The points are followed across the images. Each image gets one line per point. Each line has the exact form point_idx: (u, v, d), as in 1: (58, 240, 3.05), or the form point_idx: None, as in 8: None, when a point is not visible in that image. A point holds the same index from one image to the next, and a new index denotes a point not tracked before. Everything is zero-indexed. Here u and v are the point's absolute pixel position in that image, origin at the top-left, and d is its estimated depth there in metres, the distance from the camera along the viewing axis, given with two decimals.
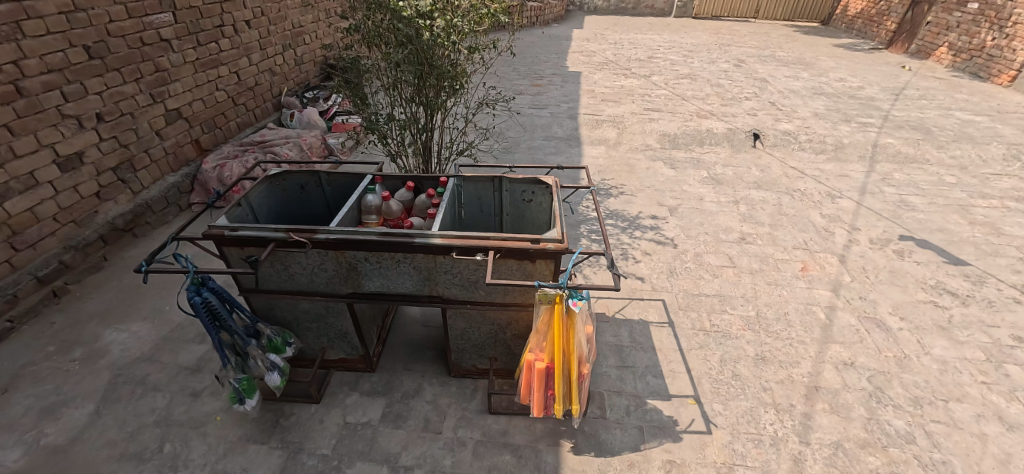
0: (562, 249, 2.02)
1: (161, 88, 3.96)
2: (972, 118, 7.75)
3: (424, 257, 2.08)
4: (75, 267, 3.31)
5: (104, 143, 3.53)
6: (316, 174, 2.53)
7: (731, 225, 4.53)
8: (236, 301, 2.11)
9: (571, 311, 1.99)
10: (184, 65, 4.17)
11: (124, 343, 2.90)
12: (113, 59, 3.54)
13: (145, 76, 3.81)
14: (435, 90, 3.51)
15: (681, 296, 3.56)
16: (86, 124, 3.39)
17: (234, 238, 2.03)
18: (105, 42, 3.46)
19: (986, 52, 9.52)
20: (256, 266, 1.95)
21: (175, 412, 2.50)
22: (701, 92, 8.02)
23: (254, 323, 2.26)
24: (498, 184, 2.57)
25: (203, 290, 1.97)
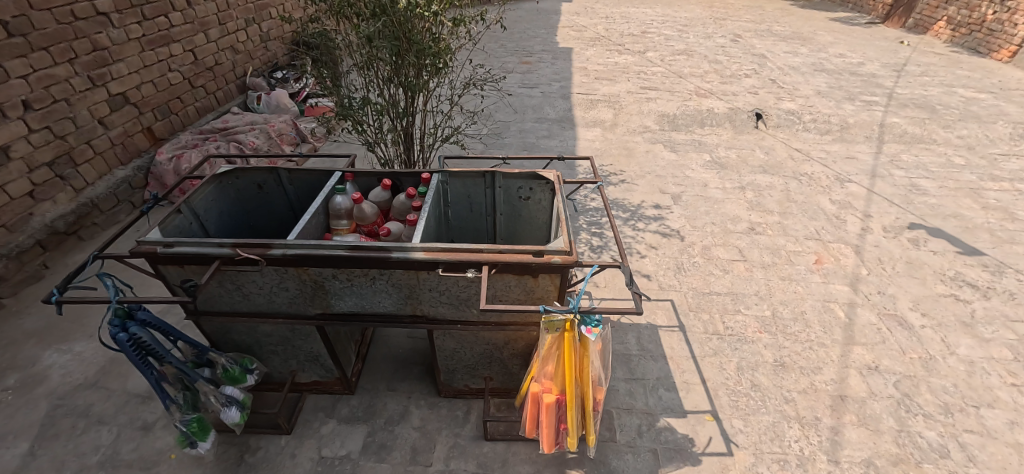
0: (569, 264, 1.70)
1: (101, 70, 3.49)
2: (975, 95, 7.47)
3: (404, 274, 1.75)
4: (9, 278, 2.93)
5: (36, 135, 3.09)
6: (274, 171, 2.19)
7: (738, 214, 4.26)
8: (176, 331, 1.78)
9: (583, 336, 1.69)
10: (128, 43, 3.69)
11: (66, 367, 2.54)
12: (38, 36, 3.06)
13: (80, 56, 3.34)
14: (415, 70, 3.11)
15: (690, 296, 3.29)
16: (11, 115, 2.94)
17: (170, 257, 1.69)
18: (26, 17, 2.98)
19: (986, 27, 9.27)
20: (195, 291, 1.61)
21: (123, 450, 2.17)
22: (699, 69, 7.63)
23: (204, 351, 1.93)
24: (491, 180, 2.22)
25: (132, 324, 1.63)
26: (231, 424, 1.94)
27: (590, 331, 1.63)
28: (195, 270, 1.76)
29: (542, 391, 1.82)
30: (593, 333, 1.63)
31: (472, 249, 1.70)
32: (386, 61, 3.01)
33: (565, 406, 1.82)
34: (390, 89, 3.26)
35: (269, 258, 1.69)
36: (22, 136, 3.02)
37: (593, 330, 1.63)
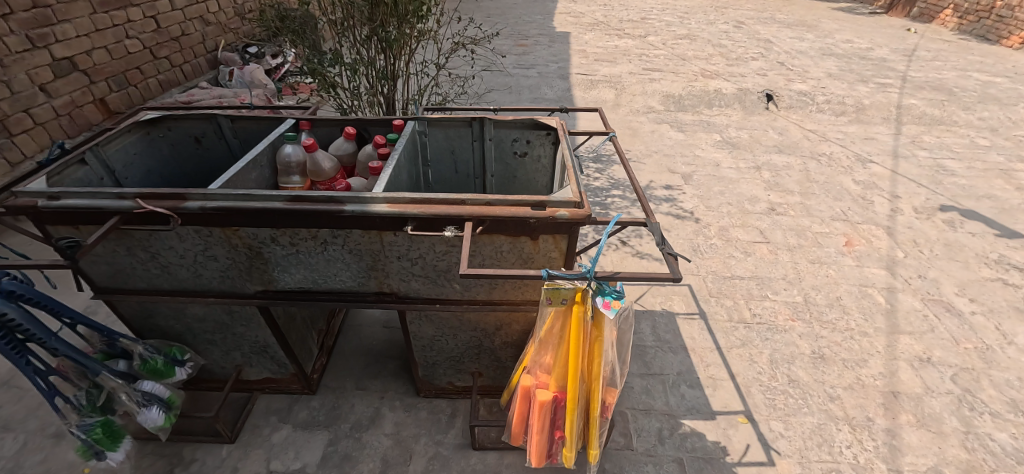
0: (579, 219, 1.30)
1: (43, 30, 3.04)
2: (990, 79, 6.98)
3: (365, 235, 1.34)
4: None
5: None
6: (214, 119, 1.78)
7: (756, 194, 3.87)
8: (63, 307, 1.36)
9: (595, 318, 1.26)
10: (77, 4, 3.26)
11: None
12: None
13: (16, 12, 2.88)
14: (393, 21, 2.73)
15: (710, 280, 2.90)
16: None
17: (56, 213, 1.28)
18: None
19: (996, 14, 8.77)
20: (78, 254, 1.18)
21: (27, 464, 1.74)
22: (704, 52, 7.25)
23: (115, 336, 1.50)
24: (479, 130, 1.83)
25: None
26: (150, 429, 1.49)
27: (608, 307, 1.16)
28: (94, 230, 1.34)
29: (536, 386, 1.42)
30: (614, 308, 1.16)
31: (449, 201, 1.29)
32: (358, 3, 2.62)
33: (563, 409, 1.41)
34: (366, 43, 2.85)
35: (183, 212, 1.26)
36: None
37: (614, 305, 1.16)
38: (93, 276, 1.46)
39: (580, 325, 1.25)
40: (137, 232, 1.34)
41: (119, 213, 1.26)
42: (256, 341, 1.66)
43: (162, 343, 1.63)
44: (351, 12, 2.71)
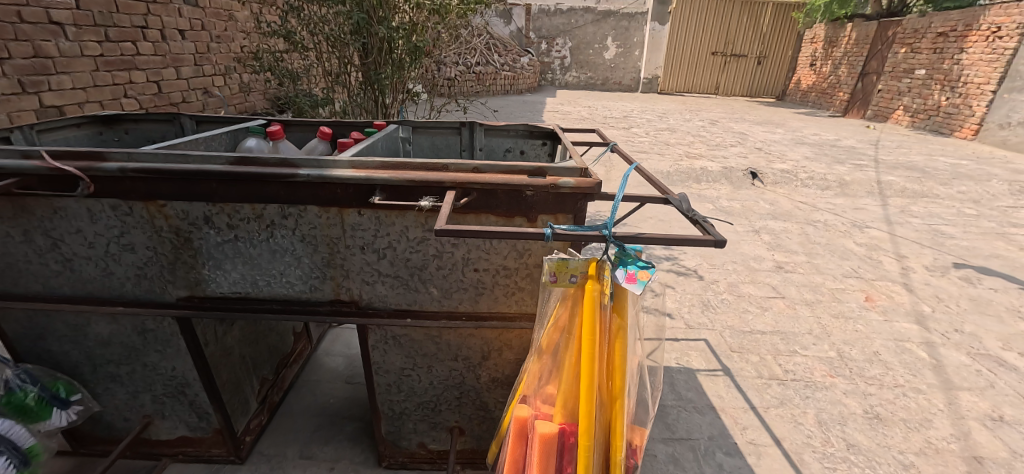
0: (586, 188, 1.03)
1: (40, 78, 2.43)
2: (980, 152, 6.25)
3: (322, 215, 1.06)
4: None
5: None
6: (177, 121, 1.63)
7: (760, 254, 3.66)
8: None
9: (614, 304, 0.98)
10: (80, 58, 2.67)
11: None
12: None
13: (16, 59, 2.31)
14: (384, 61, 2.91)
15: (729, 335, 2.55)
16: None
17: None
18: None
19: (943, 111, 7.17)
20: None
21: None
22: (685, 141, 7.24)
23: None
24: (468, 137, 1.65)
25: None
26: None
27: (633, 279, 0.88)
28: None
29: (535, 417, 1.06)
30: (641, 280, 0.88)
31: (428, 168, 1.03)
32: (356, 45, 2.79)
33: (571, 453, 1.02)
34: (358, 86, 3.06)
35: (98, 176, 1.00)
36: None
37: (642, 276, 0.88)
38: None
39: (593, 311, 0.96)
40: (38, 208, 1.06)
41: (19, 175, 0.99)
42: (174, 378, 1.30)
43: (45, 373, 1.26)
44: (345, 62, 2.93)
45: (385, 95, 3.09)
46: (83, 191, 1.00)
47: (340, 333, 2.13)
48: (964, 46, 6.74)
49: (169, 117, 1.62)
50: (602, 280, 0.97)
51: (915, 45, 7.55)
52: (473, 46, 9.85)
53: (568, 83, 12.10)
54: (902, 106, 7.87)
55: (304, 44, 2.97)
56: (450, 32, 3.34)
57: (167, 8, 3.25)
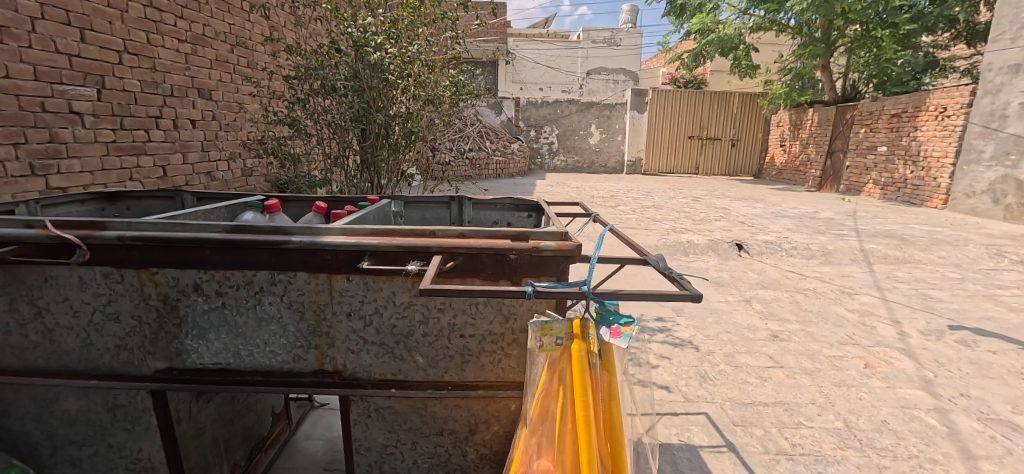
0: (567, 251, 1.03)
1: (51, 161, 2.68)
2: (949, 218, 6.58)
3: (311, 281, 1.07)
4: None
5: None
6: (179, 198, 1.71)
7: (754, 322, 3.60)
8: None
9: (603, 362, 0.99)
10: (93, 143, 2.93)
11: None
12: None
13: (31, 143, 2.59)
14: (382, 145, 3.10)
15: (729, 408, 2.42)
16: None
17: None
18: None
19: (910, 183, 7.58)
20: None
21: None
22: (670, 215, 7.50)
23: None
24: (458, 210, 1.72)
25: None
26: None
27: (618, 332, 0.91)
28: None
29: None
30: (625, 334, 0.91)
31: (416, 234, 1.06)
32: (356, 130, 3.00)
33: None
34: (357, 168, 3.21)
35: (95, 244, 1.04)
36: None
37: (626, 330, 0.91)
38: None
39: (586, 372, 0.96)
40: (30, 276, 1.09)
41: (18, 243, 1.04)
42: (138, 461, 1.23)
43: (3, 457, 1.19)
44: (344, 147, 3.12)
45: (382, 177, 3.24)
46: (79, 258, 1.03)
47: (321, 415, 2.04)
48: (917, 125, 7.30)
49: (173, 193, 1.71)
50: (587, 339, 0.98)
51: (873, 125, 8.16)
52: (465, 135, 10.46)
53: (556, 167, 12.67)
54: (871, 179, 8.30)
55: (307, 131, 3.17)
56: (444, 119, 3.60)
57: (182, 101, 3.56)
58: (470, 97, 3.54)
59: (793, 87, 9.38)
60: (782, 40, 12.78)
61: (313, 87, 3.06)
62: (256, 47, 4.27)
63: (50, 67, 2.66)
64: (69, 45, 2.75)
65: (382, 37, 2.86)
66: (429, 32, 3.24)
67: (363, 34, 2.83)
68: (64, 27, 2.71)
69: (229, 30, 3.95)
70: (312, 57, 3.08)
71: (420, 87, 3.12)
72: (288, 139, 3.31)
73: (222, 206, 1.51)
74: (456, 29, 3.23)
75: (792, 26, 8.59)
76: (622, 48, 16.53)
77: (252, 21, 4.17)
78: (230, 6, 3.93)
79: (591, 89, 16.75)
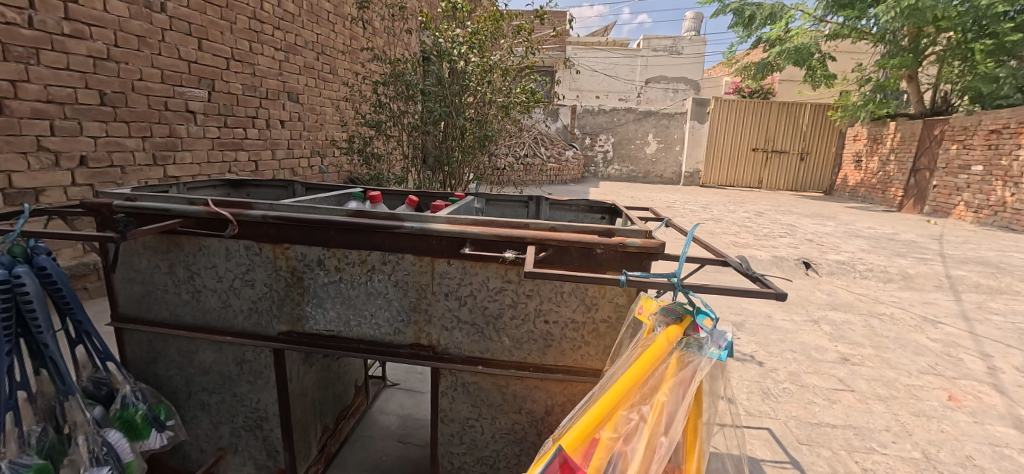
0: (650, 248, 1.09)
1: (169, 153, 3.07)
2: None
3: (417, 263, 1.21)
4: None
5: (26, 174, 2.40)
6: (291, 188, 1.97)
7: (822, 344, 3.41)
8: (73, 298, 1.24)
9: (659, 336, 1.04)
10: (203, 139, 3.33)
11: None
12: (126, 112, 2.80)
13: (155, 136, 2.98)
14: (453, 149, 3.32)
15: (794, 426, 2.35)
16: (16, 146, 2.34)
17: (127, 214, 1.27)
18: (125, 95, 2.77)
19: (1010, 208, 6.86)
20: (128, 236, 1.12)
21: None
22: (731, 227, 7.18)
23: (105, 363, 1.33)
24: (535, 209, 1.83)
25: (23, 267, 1.13)
26: None
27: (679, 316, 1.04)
28: (148, 239, 1.32)
29: None
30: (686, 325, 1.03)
31: (511, 226, 1.17)
32: (433, 132, 3.22)
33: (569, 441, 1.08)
34: (429, 169, 3.43)
35: (244, 221, 1.23)
36: (19, 171, 2.37)
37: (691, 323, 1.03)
38: (120, 297, 1.39)
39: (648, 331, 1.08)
40: (188, 245, 1.30)
41: (182, 217, 1.25)
42: (256, 410, 1.43)
43: (153, 395, 1.42)
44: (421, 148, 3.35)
45: (452, 175, 3.41)
46: (231, 231, 1.23)
47: (393, 394, 2.21)
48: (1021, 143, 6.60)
49: (286, 183, 1.97)
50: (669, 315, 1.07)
51: (966, 142, 7.46)
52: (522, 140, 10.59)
53: (610, 176, 12.56)
54: (963, 201, 7.58)
55: (389, 134, 3.44)
56: (513, 126, 3.72)
57: (274, 104, 3.93)
58: (538, 104, 3.61)
59: (874, 99, 8.76)
60: (861, 48, 11.94)
61: (398, 92, 3.34)
62: (338, 55, 4.63)
63: (173, 71, 3.05)
64: (189, 52, 3.13)
65: (466, 46, 3.07)
66: (504, 44, 3.40)
67: (447, 44, 3.06)
68: (186, 37, 3.10)
69: (317, 39, 4.31)
70: (399, 64, 3.34)
71: (495, 94, 3.28)
72: (373, 139, 3.64)
73: (332, 195, 1.70)
74: (530, 38, 3.39)
75: (874, 34, 8.08)
76: (684, 56, 16.14)
77: (336, 31, 4.53)
78: (320, 18, 4.30)
79: (650, 98, 16.44)
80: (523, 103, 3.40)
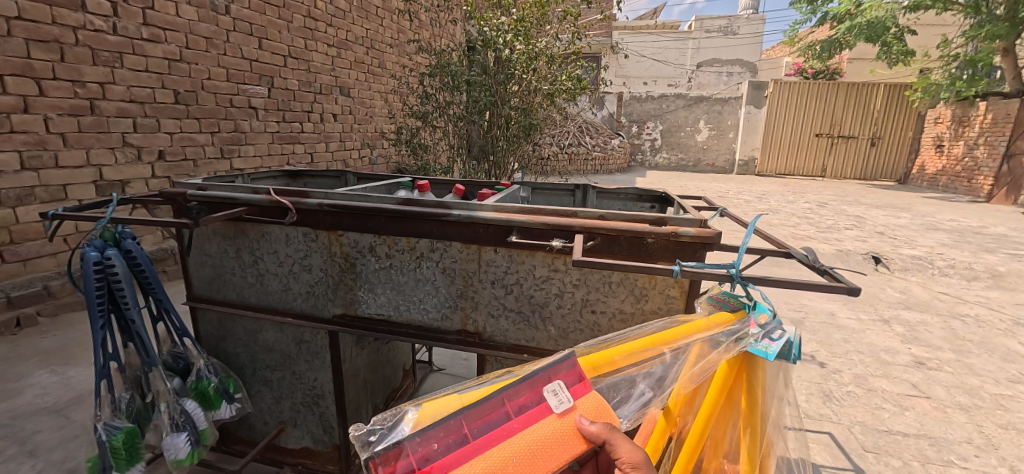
0: (705, 238, 1.05)
1: (234, 146, 3.30)
2: None
3: (464, 251, 1.23)
4: (59, 297, 2.55)
5: (113, 168, 2.68)
6: (343, 177, 2.05)
7: (893, 345, 3.15)
8: (156, 278, 1.35)
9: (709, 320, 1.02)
10: (264, 133, 3.53)
11: (44, 389, 1.95)
12: (197, 109, 3.03)
13: (221, 131, 3.21)
14: (498, 139, 3.33)
15: (860, 432, 2.20)
16: (105, 142, 2.62)
17: (199, 203, 1.37)
18: (195, 93, 3.00)
19: None
20: (200, 222, 1.21)
21: None
22: (791, 218, 6.76)
23: (183, 339, 1.45)
24: (582, 196, 1.81)
25: (112, 249, 1.24)
26: (169, 461, 1.29)
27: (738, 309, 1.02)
28: (218, 226, 1.42)
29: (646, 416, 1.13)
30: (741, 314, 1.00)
31: (559, 215, 1.16)
32: (478, 122, 3.23)
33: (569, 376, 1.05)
34: (474, 159, 3.46)
35: (302, 209, 1.29)
36: (108, 165, 2.66)
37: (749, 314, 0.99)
38: (194, 279, 1.50)
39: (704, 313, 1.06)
40: (252, 231, 1.38)
41: (247, 205, 1.32)
42: (313, 388, 1.51)
43: (224, 369, 1.53)
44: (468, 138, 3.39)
45: (497, 165, 3.43)
46: (290, 219, 1.29)
47: (440, 379, 2.26)
48: None
49: (339, 174, 2.05)
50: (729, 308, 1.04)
51: None
52: (567, 130, 10.47)
53: (659, 165, 12.20)
54: None
55: (436, 125, 3.50)
56: (558, 114, 3.66)
57: (327, 98, 4.09)
58: (584, 92, 3.54)
59: (960, 77, 7.89)
60: (947, 20, 10.76)
61: (443, 83, 3.38)
62: (386, 49, 4.73)
63: (237, 70, 3.24)
64: (251, 51, 3.32)
65: (512, 33, 3.07)
66: (549, 31, 3.36)
67: (493, 31, 3.06)
68: (248, 37, 3.28)
69: (366, 34, 4.43)
70: (447, 55, 3.39)
71: (540, 82, 3.25)
72: (420, 129, 3.71)
73: (382, 184, 1.75)
74: (577, 24, 3.31)
75: (963, 3, 7.25)
76: (739, 37, 15.30)
77: (384, 25, 4.63)
78: (369, 13, 4.41)
79: (701, 82, 15.71)
80: (569, 90, 3.34)
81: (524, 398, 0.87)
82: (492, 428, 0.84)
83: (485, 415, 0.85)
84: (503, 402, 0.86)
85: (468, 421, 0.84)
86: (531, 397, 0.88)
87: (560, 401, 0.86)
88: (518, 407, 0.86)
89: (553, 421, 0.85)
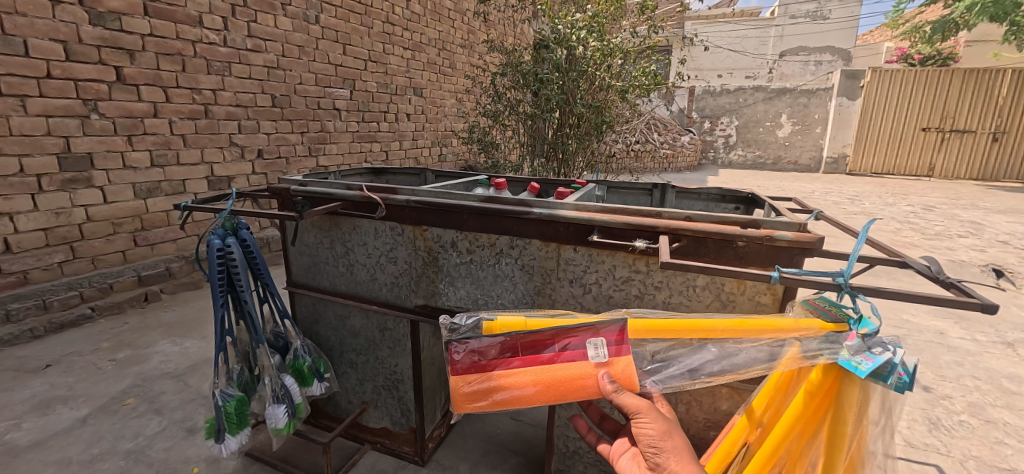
0: (802, 243, 0.98)
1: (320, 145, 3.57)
2: None
3: (543, 248, 1.24)
4: (178, 277, 2.89)
5: (222, 165, 3.01)
6: (422, 175, 2.15)
7: (1018, 372, 2.75)
8: (264, 265, 1.49)
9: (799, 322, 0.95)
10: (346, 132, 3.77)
11: (168, 356, 2.23)
12: (290, 111, 3.31)
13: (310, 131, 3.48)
14: (568, 138, 3.31)
15: (975, 467, 1.95)
16: (216, 142, 2.94)
17: (301, 197, 1.49)
18: (288, 97, 3.27)
19: None
20: (304, 215, 1.32)
21: (155, 446, 1.66)
22: (891, 223, 6.10)
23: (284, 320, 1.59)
24: (660, 195, 1.76)
25: (232, 237, 1.40)
26: (270, 428, 1.42)
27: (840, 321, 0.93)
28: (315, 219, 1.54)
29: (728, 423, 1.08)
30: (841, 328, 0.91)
31: (641, 214, 1.14)
32: (549, 119, 3.22)
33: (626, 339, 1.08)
34: (544, 157, 3.46)
35: (391, 204, 1.37)
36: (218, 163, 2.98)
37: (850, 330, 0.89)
38: (294, 267, 1.65)
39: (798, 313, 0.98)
40: (345, 224, 1.49)
41: (342, 200, 1.43)
42: (394, 373, 1.60)
43: (316, 351, 1.66)
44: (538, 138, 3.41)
45: (566, 163, 3.41)
46: (380, 214, 1.37)
47: None
48: None
49: (418, 171, 2.15)
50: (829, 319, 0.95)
51: None
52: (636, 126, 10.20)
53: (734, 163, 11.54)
54: None
55: (506, 123, 3.55)
56: (629, 112, 3.57)
57: (402, 99, 4.27)
58: (658, 88, 3.41)
59: None
60: None
61: (514, 83, 3.43)
62: (456, 50, 4.85)
63: (325, 75, 3.49)
64: (337, 56, 3.55)
65: (586, 31, 3.05)
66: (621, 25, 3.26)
67: (568, 28, 3.03)
68: (334, 43, 3.51)
69: (439, 36, 4.57)
70: (518, 56, 3.43)
71: (613, 78, 3.17)
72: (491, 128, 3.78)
73: (461, 182, 1.80)
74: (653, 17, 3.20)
75: None
76: (829, 22, 13.77)
77: (455, 26, 4.75)
78: (441, 16, 4.54)
79: (784, 73, 14.57)
80: (643, 85, 3.27)
81: (569, 339, 0.95)
82: (539, 353, 0.95)
83: (535, 343, 0.96)
84: (554, 336, 0.95)
85: (520, 342, 0.96)
86: (577, 341, 0.95)
87: (598, 355, 0.94)
88: (563, 346, 0.95)
89: (587, 367, 0.94)
